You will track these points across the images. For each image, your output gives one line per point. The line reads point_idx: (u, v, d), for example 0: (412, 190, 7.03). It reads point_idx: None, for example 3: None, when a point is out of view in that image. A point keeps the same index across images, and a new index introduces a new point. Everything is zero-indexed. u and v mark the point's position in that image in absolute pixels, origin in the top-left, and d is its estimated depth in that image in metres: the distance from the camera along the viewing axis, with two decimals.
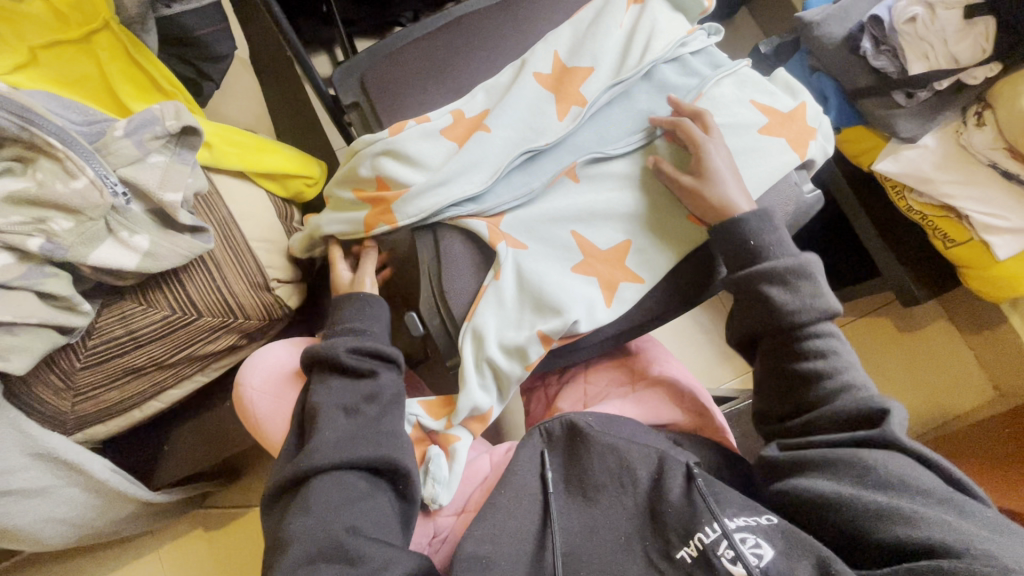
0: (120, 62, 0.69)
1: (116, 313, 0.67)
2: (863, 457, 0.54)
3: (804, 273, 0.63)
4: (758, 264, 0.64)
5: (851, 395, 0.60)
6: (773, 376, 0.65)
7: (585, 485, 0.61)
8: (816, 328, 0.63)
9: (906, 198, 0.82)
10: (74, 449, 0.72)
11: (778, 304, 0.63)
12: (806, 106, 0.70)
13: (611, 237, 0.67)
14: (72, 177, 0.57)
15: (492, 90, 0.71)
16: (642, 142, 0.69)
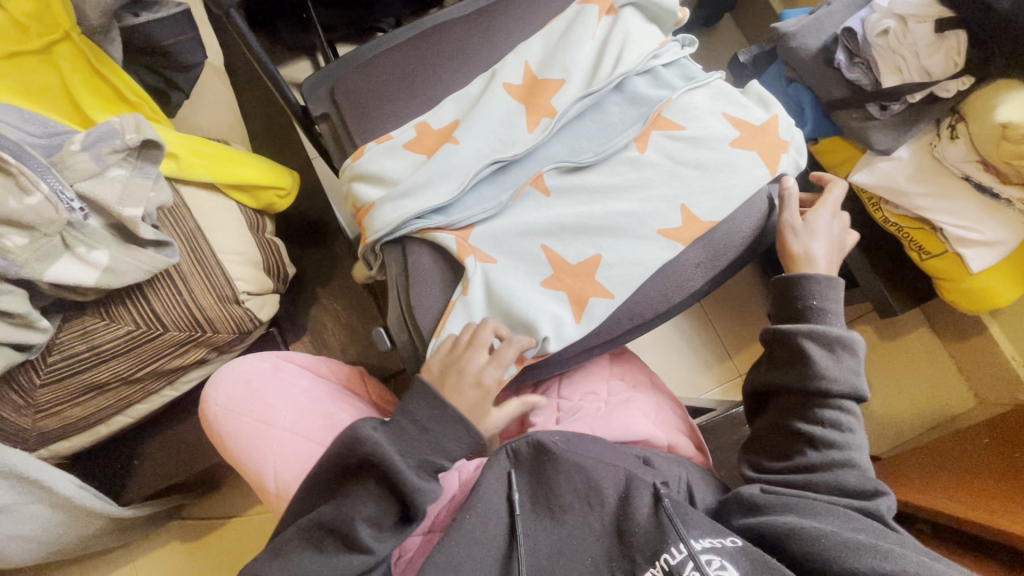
0: (84, 73, 0.67)
1: (78, 328, 0.67)
2: (845, 513, 0.56)
3: (850, 348, 0.63)
4: (804, 322, 0.65)
5: (847, 471, 0.60)
6: (780, 433, 0.65)
7: (553, 505, 0.60)
8: (843, 403, 0.63)
9: (882, 210, 0.82)
10: (37, 466, 0.70)
11: (813, 361, 0.63)
12: (778, 119, 0.70)
13: (580, 251, 0.65)
14: (25, 193, 0.56)
15: (461, 101, 0.70)
16: (612, 154, 0.68)
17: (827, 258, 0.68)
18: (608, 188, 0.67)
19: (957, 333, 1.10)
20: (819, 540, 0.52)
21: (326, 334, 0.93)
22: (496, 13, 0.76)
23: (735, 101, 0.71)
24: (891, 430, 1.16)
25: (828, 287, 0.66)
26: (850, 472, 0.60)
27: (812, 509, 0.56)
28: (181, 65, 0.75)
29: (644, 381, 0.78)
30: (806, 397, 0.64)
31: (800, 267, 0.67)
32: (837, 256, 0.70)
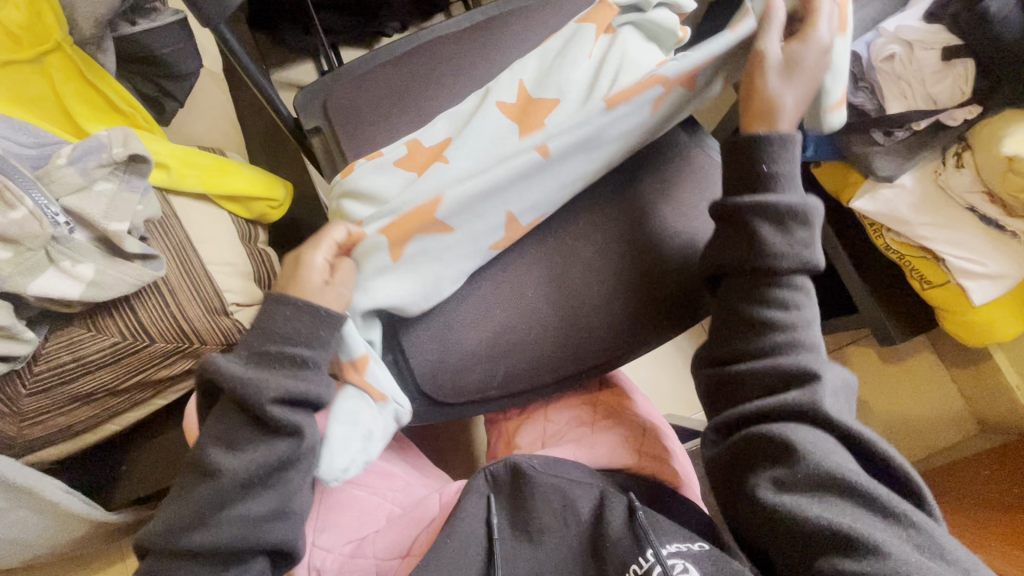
0: (76, 83, 0.68)
1: (64, 339, 0.66)
2: (810, 455, 0.49)
3: (804, 217, 0.54)
4: (762, 192, 0.54)
5: (791, 356, 0.53)
6: (723, 322, 0.57)
7: (532, 529, 0.58)
8: (789, 277, 0.54)
9: (883, 237, 0.81)
10: (23, 474, 0.70)
11: (762, 240, 0.54)
12: None
13: (537, 208, 0.62)
14: (10, 208, 0.55)
15: (454, 119, 0.68)
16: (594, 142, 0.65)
17: (803, 95, 0.56)
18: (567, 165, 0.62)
19: (961, 359, 1.08)
20: (794, 525, 0.47)
21: None
22: (491, 30, 0.75)
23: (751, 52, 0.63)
24: None
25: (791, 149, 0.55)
26: (794, 358, 0.53)
27: (778, 458, 0.50)
28: (177, 74, 0.75)
29: (633, 405, 0.77)
30: (752, 274, 0.55)
31: (761, 120, 0.56)
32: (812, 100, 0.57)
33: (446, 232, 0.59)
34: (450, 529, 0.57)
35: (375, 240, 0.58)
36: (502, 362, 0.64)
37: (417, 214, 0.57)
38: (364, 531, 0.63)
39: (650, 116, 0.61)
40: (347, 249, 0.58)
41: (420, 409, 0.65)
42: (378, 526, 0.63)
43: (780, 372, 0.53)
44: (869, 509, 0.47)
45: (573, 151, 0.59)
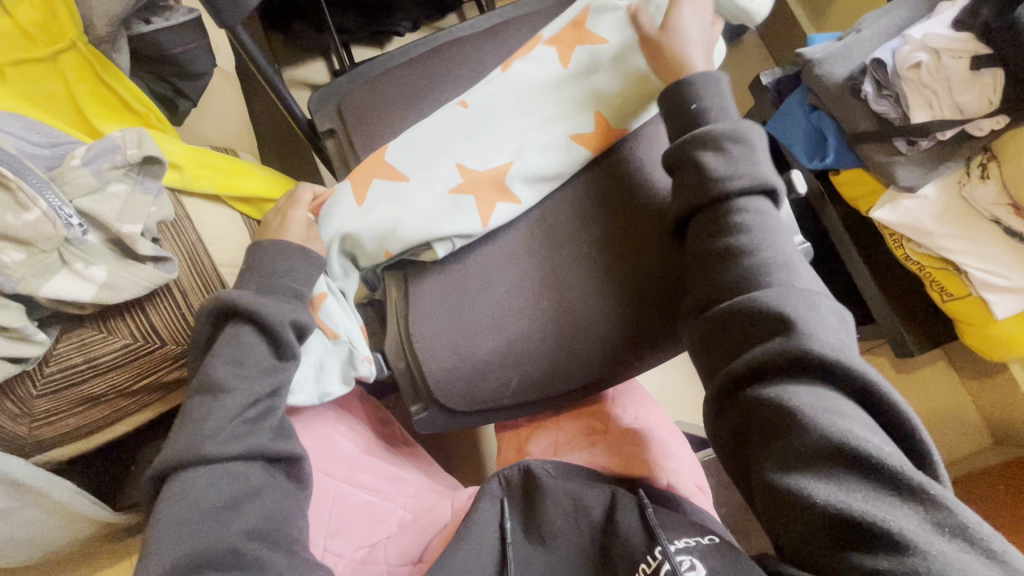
0: (90, 82, 0.67)
1: (75, 341, 0.65)
2: (805, 417, 0.42)
3: (738, 137, 0.56)
4: (695, 129, 0.58)
5: (764, 290, 0.51)
6: (698, 264, 0.56)
7: (544, 532, 0.57)
8: (742, 202, 0.55)
9: (904, 247, 0.79)
10: (32, 473, 0.70)
11: (706, 168, 0.55)
12: None
13: (490, 158, 0.65)
14: (23, 209, 0.54)
15: (461, 121, 0.67)
16: (562, 105, 0.66)
17: (705, 49, 0.63)
18: (535, 127, 0.66)
19: (975, 370, 1.07)
20: (793, 502, 0.41)
21: None
22: (507, 32, 0.74)
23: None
24: None
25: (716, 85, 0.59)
26: (768, 292, 0.50)
27: (772, 427, 0.44)
28: (190, 73, 0.74)
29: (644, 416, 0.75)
30: (710, 207, 0.56)
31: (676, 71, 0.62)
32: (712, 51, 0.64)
33: (402, 179, 0.65)
34: (465, 535, 0.56)
35: (342, 187, 0.67)
36: (515, 371, 0.63)
37: (376, 164, 0.66)
38: (376, 537, 0.62)
39: (563, 69, 0.67)
40: (318, 207, 0.68)
41: (434, 416, 0.64)
42: (390, 532, 0.62)
43: (759, 314, 0.49)
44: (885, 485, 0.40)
45: (498, 99, 0.67)
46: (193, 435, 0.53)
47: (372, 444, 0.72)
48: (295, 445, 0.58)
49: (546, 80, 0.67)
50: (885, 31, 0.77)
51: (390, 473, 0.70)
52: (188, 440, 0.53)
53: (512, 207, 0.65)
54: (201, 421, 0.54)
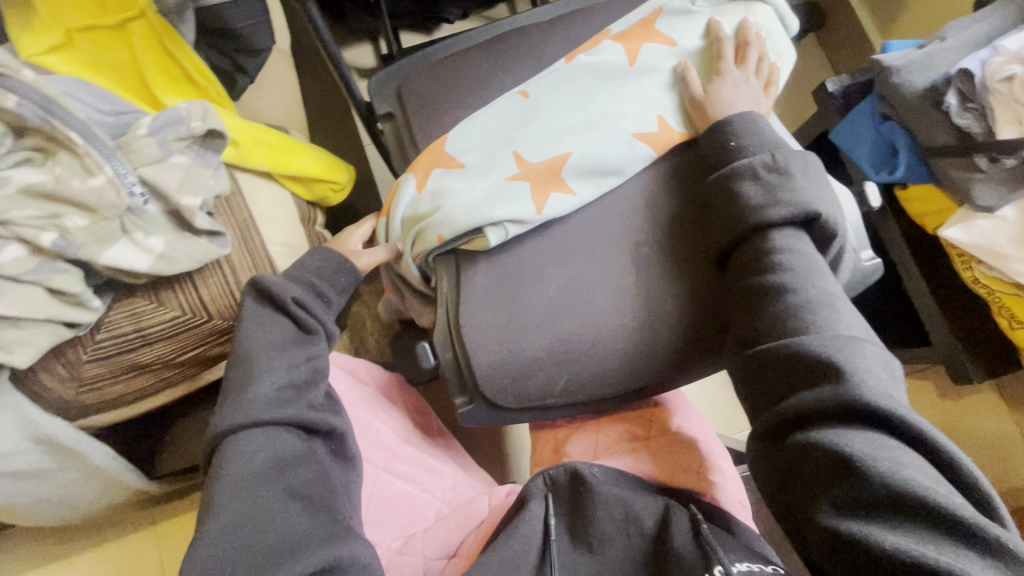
0: (154, 52, 0.66)
1: (127, 308, 0.66)
2: (858, 458, 0.41)
3: (777, 167, 0.57)
4: (733, 162, 0.59)
5: (808, 325, 0.50)
6: (739, 296, 0.55)
7: (591, 537, 0.56)
8: (779, 231, 0.55)
9: (973, 269, 0.76)
10: (75, 436, 0.70)
11: (746, 200, 0.56)
12: (659, 13, 0.69)
13: (549, 148, 0.63)
14: (90, 174, 0.54)
15: (519, 106, 0.66)
16: (623, 101, 0.64)
17: (743, 102, 0.63)
18: (595, 122, 0.64)
19: None
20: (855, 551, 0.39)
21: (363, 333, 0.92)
22: (572, 23, 0.72)
23: (751, 17, 0.68)
24: None
25: (754, 123, 0.61)
26: (809, 323, 0.50)
27: (823, 473, 0.43)
28: (252, 48, 0.73)
29: (689, 425, 0.72)
30: (751, 238, 0.56)
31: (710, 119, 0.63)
32: (751, 104, 0.64)
33: (456, 166, 0.64)
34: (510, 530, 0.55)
35: (404, 178, 0.67)
36: (565, 368, 0.61)
37: (432, 153, 0.66)
38: (413, 528, 0.62)
39: (628, 66, 0.66)
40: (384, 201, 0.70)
41: (477, 410, 0.63)
42: (426, 525, 0.62)
43: (805, 357, 0.47)
44: (953, 534, 0.38)
45: (559, 91, 0.66)
46: (246, 408, 0.53)
47: (411, 433, 0.72)
48: (336, 429, 0.58)
49: (610, 75, 0.66)
50: (972, 41, 0.73)
51: (428, 463, 0.69)
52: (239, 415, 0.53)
53: (567, 199, 0.62)
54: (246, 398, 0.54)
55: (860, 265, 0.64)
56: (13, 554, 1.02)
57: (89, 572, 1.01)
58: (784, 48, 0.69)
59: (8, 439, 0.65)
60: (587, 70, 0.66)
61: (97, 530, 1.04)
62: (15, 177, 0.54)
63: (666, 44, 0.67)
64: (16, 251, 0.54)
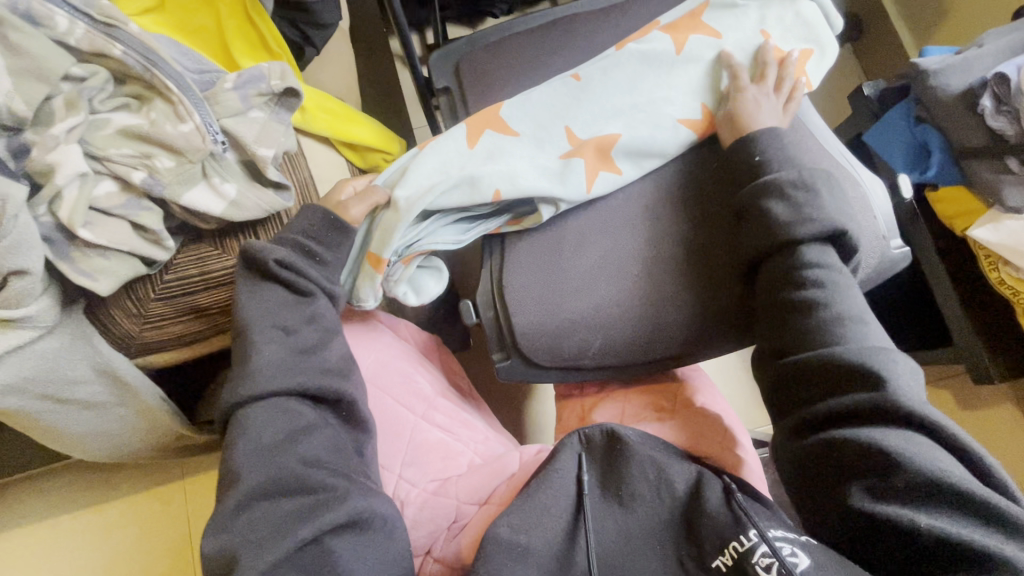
0: (237, 18, 0.73)
1: (193, 253, 0.71)
2: (898, 455, 0.44)
3: (804, 184, 0.58)
4: (762, 178, 0.60)
5: (839, 339, 0.52)
6: (769, 308, 0.56)
7: (623, 493, 0.57)
8: (810, 246, 0.56)
9: (999, 269, 0.78)
10: (133, 370, 0.73)
11: (774, 218, 0.57)
12: (705, 5, 0.71)
13: (599, 128, 0.67)
14: (180, 120, 0.60)
15: (570, 87, 0.69)
16: (669, 87, 0.68)
17: (773, 117, 0.65)
18: (645, 103, 0.67)
19: None
20: (894, 534, 0.43)
21: None
22: (622, 14, 0.76)
23: (795, 11, 0.71)
24: None
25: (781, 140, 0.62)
26: (842, 335, 0.52)
27: (862, 468, 0.46)
28: (321, 22, 0.79)
29: (714, 403, 0.74)
30: (779, 252, 0.57)
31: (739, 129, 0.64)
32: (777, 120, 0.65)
33: (511, 134, 0.67)
34: (543, 478, 0.59)
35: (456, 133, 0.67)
36: (602, 334, 0.64)
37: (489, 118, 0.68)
38: (448, 472, 0.65)
39: (676, 54, 0.69)
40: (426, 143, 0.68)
41: (514, 365, 0.66)
42: (461, 471, 0.66)
43: (839, 367, 0.49)
44: (982, 521, 0.42)
45: (610, 73, 0.69)
46: (264, 374, 0.55)
47: (447, 390, 0.76)
48: None
49: (657, 62, 0.69)
50: (1010, 48, 0.75)
51: (463, 417, 0.73)
52: (266, 384, 0.55)
53: (614, 178, 0.66)
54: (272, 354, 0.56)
55: (888, 253, 0.66)
56: (55, 495, 1.08)
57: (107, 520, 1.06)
58: (826, 41, 0.71)
59: (76, 366, 0.68)
60: (637, 53, 0.69)
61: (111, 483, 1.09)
62: (115, 119, 0.60)
63: (711, 36, 0.69)
64: (108, 187, 0.60)
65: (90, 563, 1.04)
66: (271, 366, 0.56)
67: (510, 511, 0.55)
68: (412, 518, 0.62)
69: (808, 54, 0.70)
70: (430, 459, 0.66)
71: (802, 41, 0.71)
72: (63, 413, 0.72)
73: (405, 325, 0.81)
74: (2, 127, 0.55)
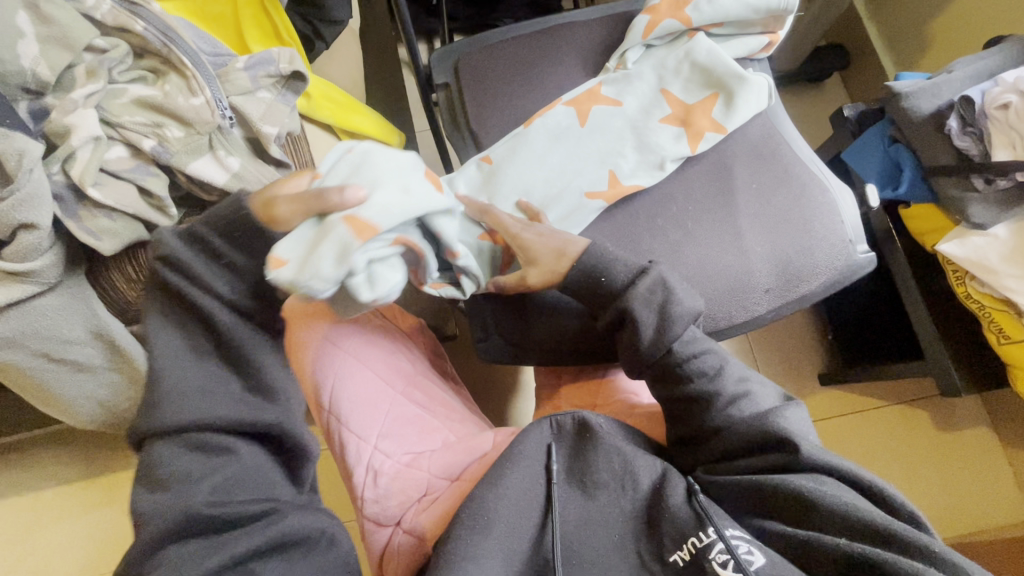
0: (253, 8, 0.77)
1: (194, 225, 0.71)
2: (809, 489, 0.50)
3: (661, 288, 0.60)
4: (619, 296, 0.61)
5: (736, 423, 0.57)
6: (669, 404, 0.61)
7: (587, 479, 0.57)
8: (687, 350, 0.60)
9: (966, 284, 0.81)
10: (126, 334, 0.73)
11: (643, 334, 0.59)
12: (602, 83, 0.74)
13: (580, 156, 0.71)
14: (193, 94, 0.64)
15: (504, 147, 0.72)
16: (579, 159, 0.71)
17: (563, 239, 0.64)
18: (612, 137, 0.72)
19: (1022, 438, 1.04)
20: (822, 556, 0.48)
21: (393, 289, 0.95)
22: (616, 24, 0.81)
23: (692, 63, 0.73)
24: (940, 522, 1.05)
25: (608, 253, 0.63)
26: (733, 415, 0.58)
27: (781, 503, 0.52)
28: (332, 19, 0.84)
29: None
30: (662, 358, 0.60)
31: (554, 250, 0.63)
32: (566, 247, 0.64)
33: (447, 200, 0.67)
34: (510, 455, 0.58)
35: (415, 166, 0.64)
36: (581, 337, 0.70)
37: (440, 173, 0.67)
38: (422, 447, 0.68)
39: (579, 127, 0.72)
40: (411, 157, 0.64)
41: (491, 344, 0.73)
42: (435, 448, 0.67)
43: (747, 434, 0.56)
44: (890, 545, 0.47)
45: (561, 125, 0.72)
46: (181, 393, 0.46)
47: (428, 371, 0.79)
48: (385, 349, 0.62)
49: (565, 136, 0.71)
50: (976, 75, 0.80)
51: (440, 397, 0.75)
52: (189, 407, 0.46)
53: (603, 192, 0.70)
54: (188, 367, 0.48)
55: (854, 257, 0.71)
56: (38, 470, 1.08)
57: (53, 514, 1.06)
58: (750, 74, 0.72)
59: (72, 326, 0.69)
60: (602, 90, 0.74)
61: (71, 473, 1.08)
62: (131, 90, 0.64)
63: (612, 106, 0.73)
64: (120, 152, 0.64)
65: (70, 541, 1.05)
66: (188, 387, 0.46)
67: (485, 490, 0.55)
68: (384, 489, 0.65)
69: (712, 100, 0.72)
70: (409, 436, 0.68)
71: (704, 89, 0.72)
72: (50, 374, 0.70)
73: (386, 304, 0.83)
74: (27, 91, 0.60)
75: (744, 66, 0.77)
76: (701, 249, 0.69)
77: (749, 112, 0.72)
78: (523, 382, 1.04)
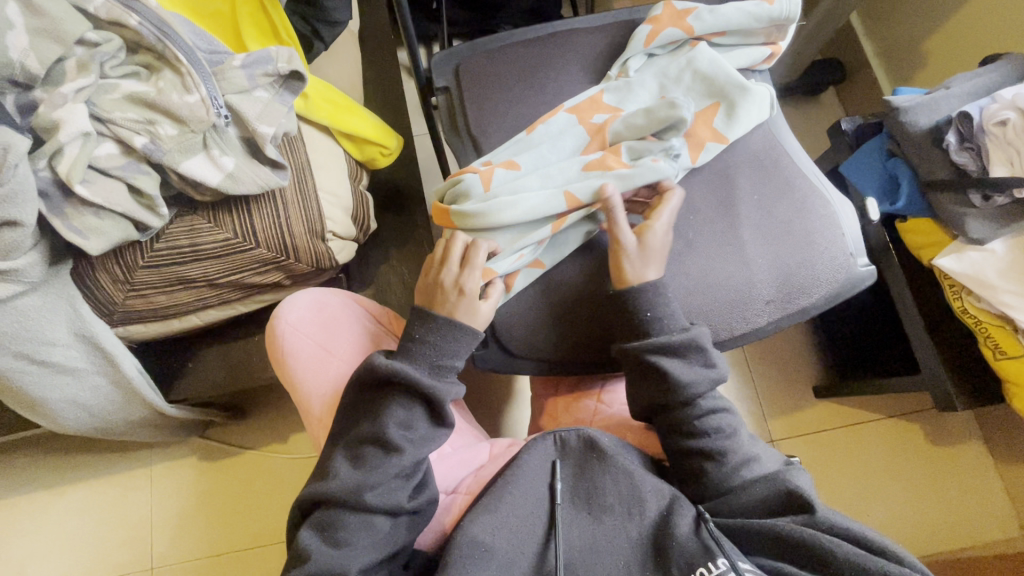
0: (250, 6, 0.76)
1: (186, 225, 0.69)
2: (825, 541, 0.51)
3: (696, 346, 0.62)
4: (651, 337, 0.62)
5: (758, 485, 0.57)
6: (676, 459, 0.61)
7: (594, 503, 0.56)
8: (707, 399, 0.61)
9: (962, 299, 0.82)
10: (113, 338, 0.70)
11: (675, 376, 0.61)
12: (606, 92, 0.73)
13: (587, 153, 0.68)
14: (187, 91, 0.63)
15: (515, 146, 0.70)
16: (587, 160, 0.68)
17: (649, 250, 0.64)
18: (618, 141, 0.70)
19: (1015, 452, 1.04)
20: None
21: (389, 294, 0.93)
22: (618, 31, 0.80)
23: (693, 72, 0.72)
24: (933, 539, 1.05)
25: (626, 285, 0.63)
26: (746, 473, 0.58)
27: (795, 551, 0.52)
28: (331, 19, 0.82)
29: None
30: (676, 407, 0.61)
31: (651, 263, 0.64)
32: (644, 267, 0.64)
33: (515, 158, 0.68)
34: (512, 479, 0.57)
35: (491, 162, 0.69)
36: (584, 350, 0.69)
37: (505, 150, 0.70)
38: None
39: (584, 133, 0.70)
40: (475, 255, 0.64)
41: (493, 354, 0.70)
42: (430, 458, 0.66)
43: (760, 494, 0.57)
44: None
45: (564, 129, 0.70)
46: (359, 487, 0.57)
47: None
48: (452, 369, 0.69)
49: (570, 143, 0.69)
50: (974, 91, 0.81)
51: None
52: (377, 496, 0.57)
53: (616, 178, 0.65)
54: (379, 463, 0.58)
55: (855, 269, 0.71)
56: (16, 472, 1.05)
57: (36, 519, 1.03)
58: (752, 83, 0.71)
59: (54, 328, 0.66)
60: (605, 99, 0.72)
61: (55, 478, 1.05)
62: (123, 85, 0.62)
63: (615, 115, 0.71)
64: (110, 148, 0.62)
65: (44, 548, 1.01)
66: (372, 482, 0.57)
67: (477, 516, 0.54)
68: None
69: (713, 109, 0.71)
70: None
71: (706, 97, 0.72)
72: (32, 377, 0.68)
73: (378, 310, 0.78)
74: (15, 84, 0.58)
75: (746, 76, 0.77)
76: (702, 260, 0.69)
77: (750, 122, 0.71)
78: (519, 391, 1.03)
